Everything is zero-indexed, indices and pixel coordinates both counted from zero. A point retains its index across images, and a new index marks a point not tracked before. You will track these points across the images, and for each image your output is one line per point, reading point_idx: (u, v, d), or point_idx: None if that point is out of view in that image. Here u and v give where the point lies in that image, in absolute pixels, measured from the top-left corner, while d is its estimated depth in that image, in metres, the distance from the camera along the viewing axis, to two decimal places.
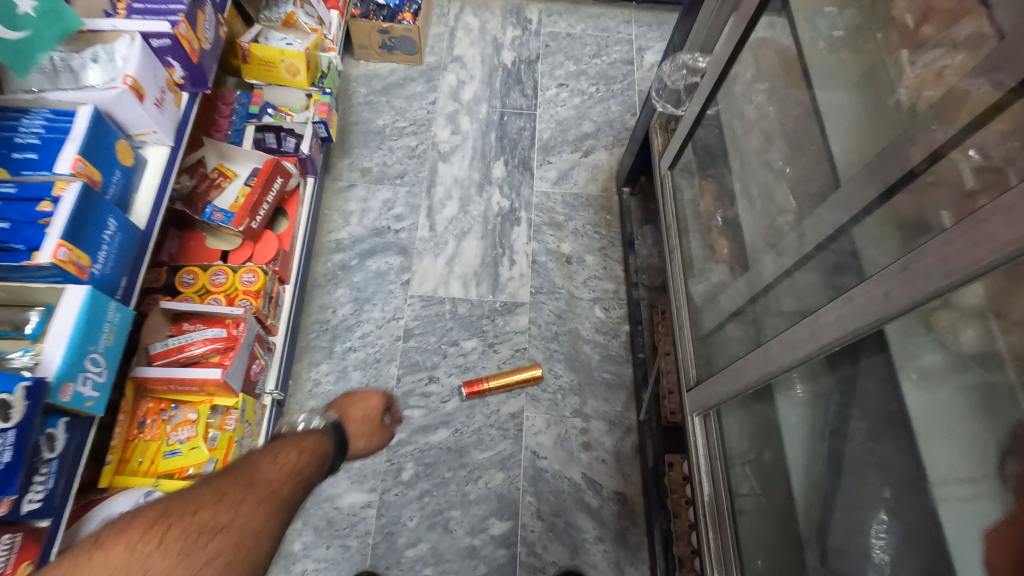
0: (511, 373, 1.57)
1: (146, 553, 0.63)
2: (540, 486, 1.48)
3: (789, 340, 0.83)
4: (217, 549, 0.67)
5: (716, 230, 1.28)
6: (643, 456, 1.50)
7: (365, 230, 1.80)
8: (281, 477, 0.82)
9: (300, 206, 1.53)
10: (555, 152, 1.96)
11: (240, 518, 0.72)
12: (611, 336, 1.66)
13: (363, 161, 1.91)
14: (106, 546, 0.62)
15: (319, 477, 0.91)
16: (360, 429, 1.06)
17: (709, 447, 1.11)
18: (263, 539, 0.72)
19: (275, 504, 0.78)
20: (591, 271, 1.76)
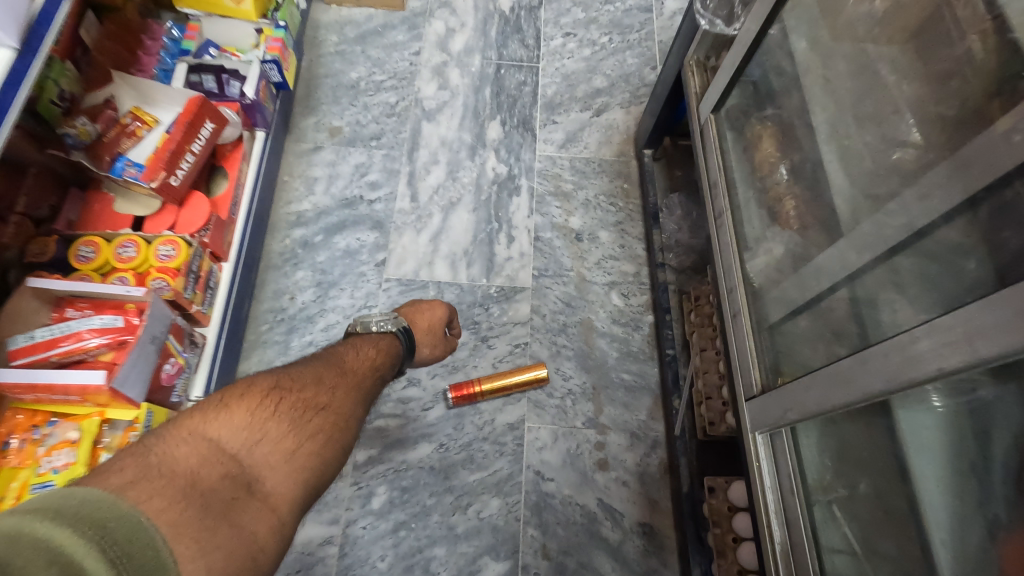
0: (511, 373, 1.25)
1: (262, 421, 0.68)
2: (546, 516, 1.18)
3: (950, 333, 0.53)
4: (318, 424, 0.73)
5: (778, 187, 0.97)
6: (674, 478, 1.20)
7: (333, 200, 1.49)
8: (342, 391, 0.81)
9: (242, 163, 1.22)
10: (562, 110, 1.65)
11: (330, 409, 0.77)
12: (631, 329, 1.36)
13: (332, 119, 1.60)
14: (232, 407, 0.68)
15: (384, 381, 0.94)
16: (425, 334, 1.07)
17: (778, 480, 0.82)
18: (359, 412, 0.82)
19: (363, 392, 0.85)
20: (606, 250, 1.45)
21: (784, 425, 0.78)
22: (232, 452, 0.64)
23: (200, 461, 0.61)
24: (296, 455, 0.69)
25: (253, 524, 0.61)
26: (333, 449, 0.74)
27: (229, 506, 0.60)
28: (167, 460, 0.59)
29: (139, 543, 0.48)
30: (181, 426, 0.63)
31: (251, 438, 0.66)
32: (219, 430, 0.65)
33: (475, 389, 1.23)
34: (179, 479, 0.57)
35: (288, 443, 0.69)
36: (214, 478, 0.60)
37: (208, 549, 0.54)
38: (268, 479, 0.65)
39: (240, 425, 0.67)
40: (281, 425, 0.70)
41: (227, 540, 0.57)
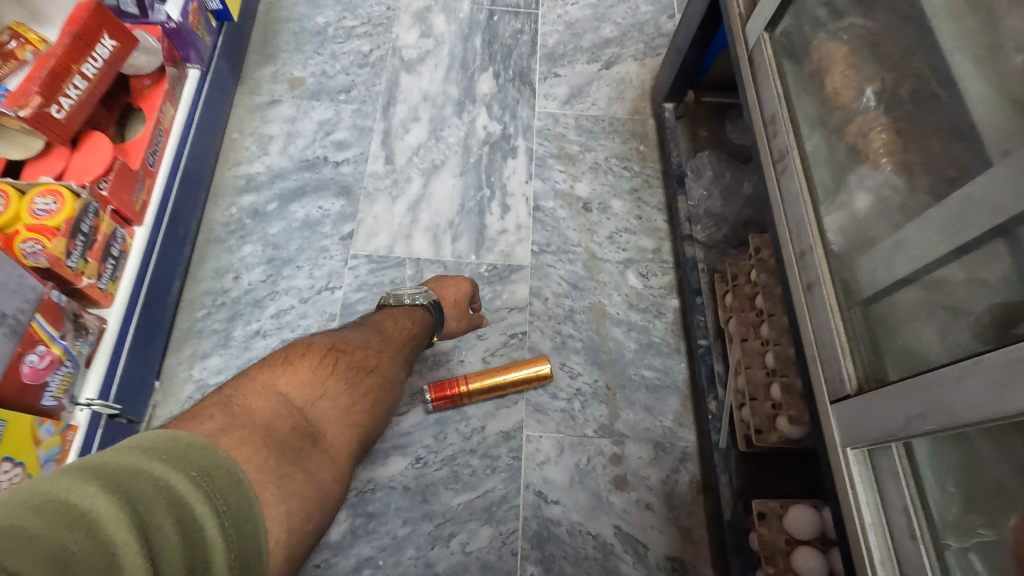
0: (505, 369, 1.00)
1: (322, 378, 0.67)
2: (549, 549, 0.94)
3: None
4: (369, 384, 0.72)
5: (861, 120, 0.73)
6: (712, 500, 0.96)
7: (291, 161, 1.24)
8: (388, 356, 0.79)
9: (165, 103, 0.95)
10: (565, 62, 1.41)
11: (379, 372, 0.76)
12: (651, 315, 1.12)
13: (293, 68, 1.34)
14: (296, 363, 0.66)
15: (416, 353, 0.89)
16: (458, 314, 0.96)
17: (887, 518, 0.57)
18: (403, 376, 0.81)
19: (404, 357, 0.83)
20: (619, 221, 1.21)
21: (900, 438, 0.54)
22: (297, 404, 0.62)
23: (271, 412, 0.59)
24: (352, 412, 0.67)
25: (322, 471, 0.58)
26: (379, 411, 0.72)
27: (301, 451, 0.57)
28: (245, 409, 0.57)
29: (239, 491, 0.46)
30: (247, 382, 0.61)
31: (314, 394, 0.65)
32: (286, 386, 0.63)
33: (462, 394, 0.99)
34: (257, 426, 0.55)
35: (344, 399, 0.67)
36: (285, 428, 0.58)
37: (290, 493, 0.52)
38: (329, 432, 0.63)
39: (305, 380, 0.65)
40: (338, 383, 0.68)
41: (303, 484, 0.55)
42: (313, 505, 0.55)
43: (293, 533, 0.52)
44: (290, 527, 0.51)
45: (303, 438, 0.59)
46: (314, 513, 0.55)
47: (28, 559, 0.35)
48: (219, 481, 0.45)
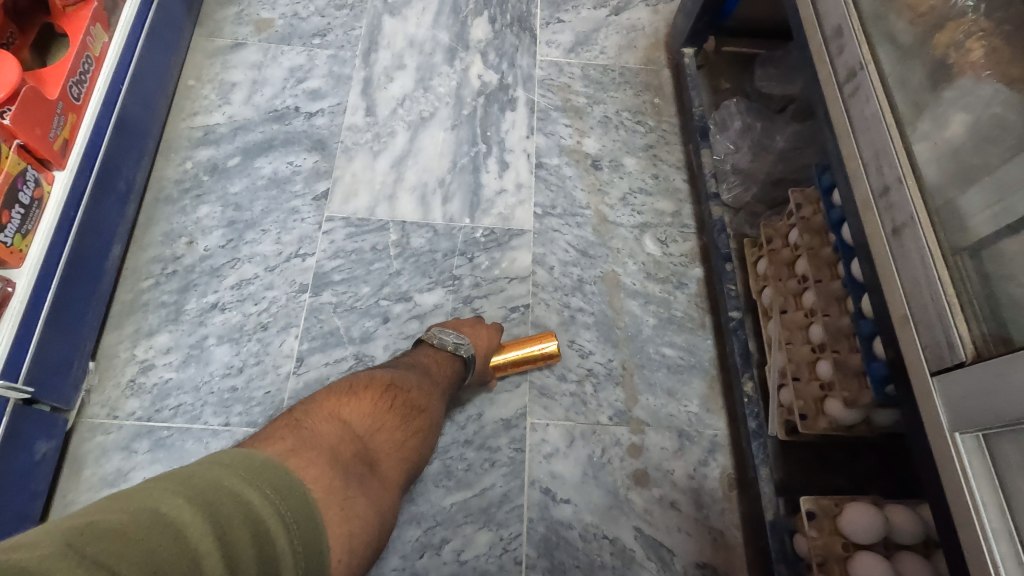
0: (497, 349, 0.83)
1: (384, 407, 0.59)
2: (558, 556, 0.80)
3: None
4: (425, 417, 0.64)
5: (954, 27, 0.60)
6: (748, 498, 0.82)
7: (256, 112, 1.07)
8: (442, 385, 0.72)
9: (94, 25, 0.79)
10: (569, 6, 1.25)
11: (435, 404, 0.68)
12: (672, 287, 0.97)
13: (260, 9, 1.17)
14: (359, 392, 0.59)
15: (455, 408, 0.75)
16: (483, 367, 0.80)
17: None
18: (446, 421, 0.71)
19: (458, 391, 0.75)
20: (634, 181, 1.06)
21: None
22: (356, 432, 0.55)
23: (335, 437, 0.52)
24: (408, 447, 0.59)
25: (382, 510, 0.50)
26: (431, 446, 0.64)
27: (364, 484, 0.50)
28: (313, 434, 0.50)
29: (314, 517, 0.42)
30: (309, 406, 0.54)
31: (374, 423, 0.57)
32: (347, 412, 0.56)
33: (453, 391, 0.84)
34: (324, 450, 0.49)
35: (402, 430, 0.60)
36: (347, 457, 0.51)
37: (352, 530, 0.45)
38: (386, 465, 0.55)
39: (367, 408, 0.58)
40: (398, 413, 0.61)
41: (365, 523, 0.47)
42: (369, 547, 0.47)
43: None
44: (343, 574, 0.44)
45: (363, 469, 0.51)
46: (367, 557, 0.47)
47: (122, 564, 0.32)
48: (295, 506, 0.41)
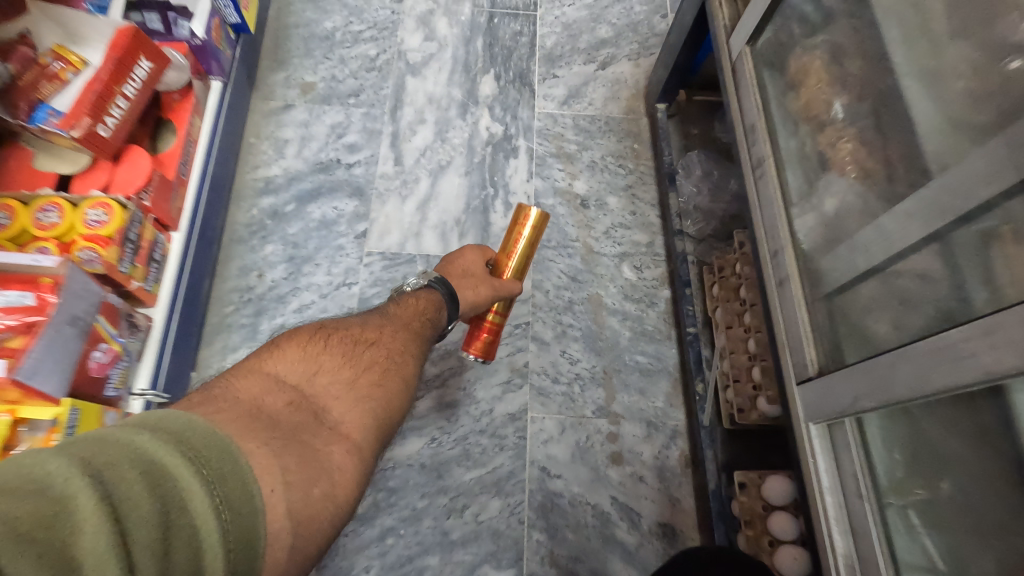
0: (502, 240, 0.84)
1: (316, 352, 0.61)
2: (553, 518, 1.04)
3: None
4: (375, 354, 0.65)
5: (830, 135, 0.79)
6: (699, 473, 1.06)
7: (305, 164, 1.31)
8: (396, 331, 0.71)
9: (193, 116, 1.03)
10: (563, 63, 1.48)
11: (387, 347, 0.67)
12: (645, 305, 1.21)
13: (304, 74, 1.41)
14: (283, 345, 0.61)
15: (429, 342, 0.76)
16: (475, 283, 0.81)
17: (840, 481, 0.67)
18: (420, 359, 0.71)
19: (412, 334, 0.72)
20: (615, 217, 1.29)
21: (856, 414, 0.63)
22: (292, 381, 0.57)
23: (265, 392, 0.54)
24: (356, 382, 0.60)
25: (328, 450, 0.52)
26: (394, 381, 0.63)
27: (302, 427, 0.52)
28: (230, 394, 0.52)
29: (231, 458, 0.40)
30: (241, 367, 0.57)
31: (310, 371, 0.58)
32: (280, 368, 0.58)
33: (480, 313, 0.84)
34: (241, 406, 0.50)
35: (345, 371, 0.61)
36: (279, 406, 0.53)
37: (285, 462, 0.46)
38: (332, 412, 0.56)
39: (296, 357, 0.59)
40: (336, 358, 0.62)
41: (302, 461, 0.48)
42: (321, 481, 0.49)
43: (295, 513, 0.45)
44: (293, 508, 0.45)
45: (301, 415, 0.54)
46: (328, 492, 0.49)
47: None
48: (203, 444, 0.40)
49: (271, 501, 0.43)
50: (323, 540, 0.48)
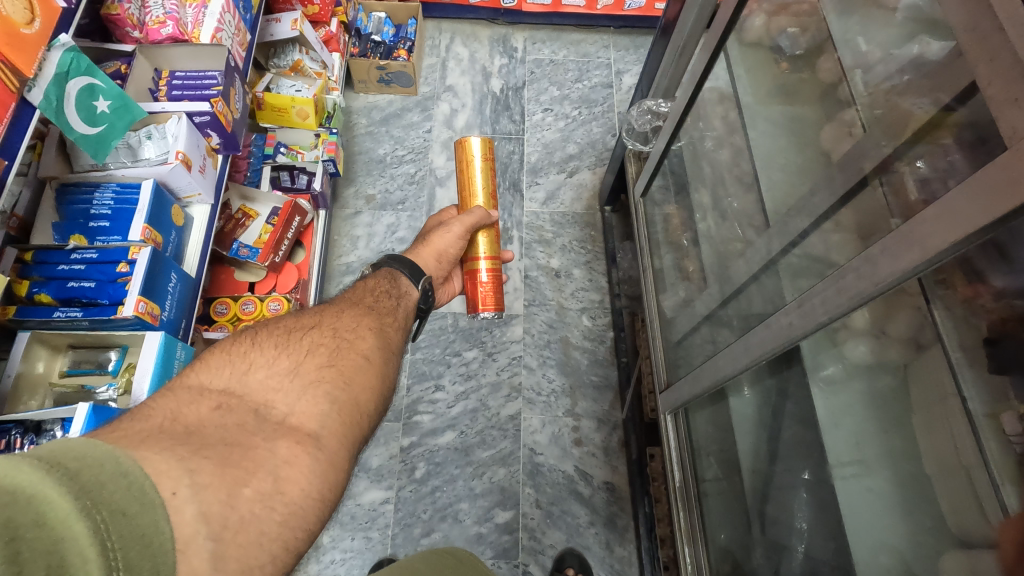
0: (462, 185, 1.32)
1: (242, 354, 0.72)
2: (538, 479, 1.67)
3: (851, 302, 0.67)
4: (318, 341, 0.78)
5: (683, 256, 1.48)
6: (627, 450, 1.69)
7: (372, 252, 1.97)
8: (345, 315, 0.87)
9: (315, 238, 1.74)
10: (543, 173, 2.14)
11: (339, 332, 0.82)
12: (598, 342, 1.85)
13: (367, 189, 2.08)
14: (208, 356, 0.72)
15: (385, 326, 0.90)
16: (431, 256, 1.16)
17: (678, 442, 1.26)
18: (371, 336, 0.85)
19: (369, 322, 0.88)
20: (578, 283, 1.94)
21: (680, 407, 1.24)
22: (225, 388, 0.67)
23: (191, 404, 0.63)
24: (290, 370, 0.71)
25: (271, 445, 0.61)
26: (340, 362, 0.76)
27: (235, 429, 0.62)
28: (165, 414, 0.60)
29: (116, 472, 0.47)
30: (173, 386, 0.67)
31: (239, 372, 0.69)
32: (211, 377, 0.68)
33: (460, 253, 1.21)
34: (160, 421, 0.59)
35: (285, 365, 0.72)
36: (207, 411, 0.63)
37: (194, 468, 0.54)
38: (277, 405, 0.67)
39: (222, 363, 0.70)
40: (267, 353, 0.73)
41: (229, 463, 0.57)
42: (253, 480, 0.57)
43: (213, 519, 0.52)
44: (204, 512, 0.52)
45: (237, 416, 0.64)
46: (261, 489, 0.57)
47: None
48: (65, 456, 0.45)
49: (174, 503, 0.50)
50: (273, 536, 0.56)
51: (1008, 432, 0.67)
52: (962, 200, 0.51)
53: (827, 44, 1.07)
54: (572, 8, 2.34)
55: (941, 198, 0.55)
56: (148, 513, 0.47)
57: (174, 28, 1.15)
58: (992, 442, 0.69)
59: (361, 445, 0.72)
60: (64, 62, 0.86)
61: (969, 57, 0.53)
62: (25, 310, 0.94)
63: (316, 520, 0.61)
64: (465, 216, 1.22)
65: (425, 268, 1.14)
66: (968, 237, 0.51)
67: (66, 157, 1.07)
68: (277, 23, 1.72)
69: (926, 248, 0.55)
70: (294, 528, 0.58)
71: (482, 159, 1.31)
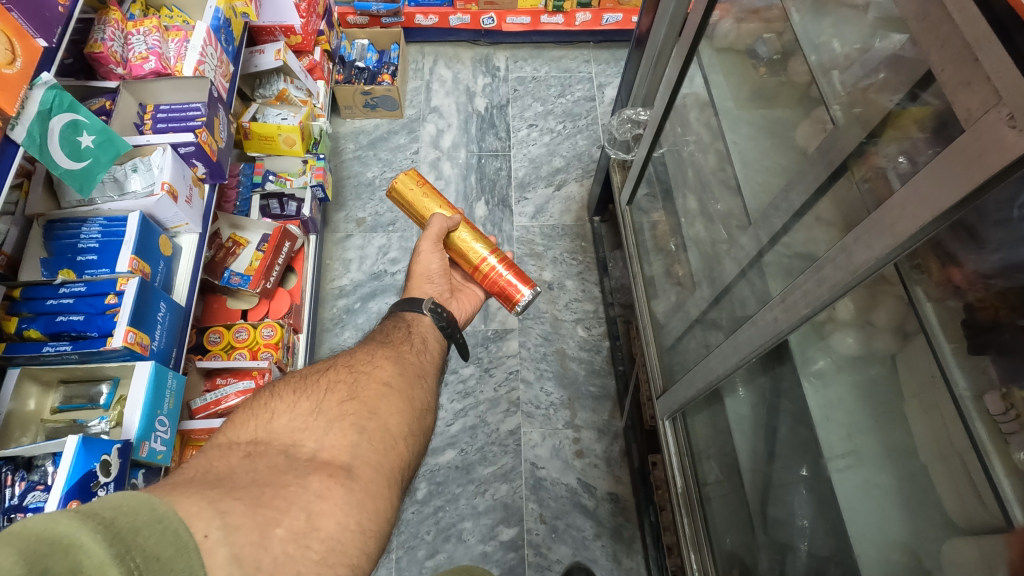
0: (411, 217, 1.24)
1: (264, 405, 0.72)
2: (541, 493, 1.65)
3: (829, 290, 0.67)
4: (335, 378, 0.78)
5: (673, 261, 1.49)
6: (630, 459, 1.68)
7: (365, 275, 1.97)
8: (361, 350, 0.88)
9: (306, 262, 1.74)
10: (531, 188, 2.16)
11: (356, 366, 0.82)
12: (594, 352, 1.85)
13: (357, 212, 2.09)
14: (233, 416, 0.72)
15: (404, 352, 0.91)
16: (420, 282, 1.13)
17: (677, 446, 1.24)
18: (389, 364, 0.85)
19: (387, 353, 0.89)
20: (571, 294, 1.95)
21: (677, 411, 1.22)
22: (252, 438, 0.67)
23: (221, 457, 0.63)
24: (311, 408, 0.72)
25: (303, 480, 0.61)
26: (364, 393, 0.77)
27: (266, 470, 0.62)
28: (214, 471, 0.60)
29: (151, 517, 0.47)
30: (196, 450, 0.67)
31: (263, 422, 0.70)
32: (238, 432, 0.69)
33: (444, 263, 1.15)
34: (192, 474, 0.59)
35: (306, 406, 0.72)
36: (234, 460, 0.63)
37: (226, 510, 0.53)
38: (306, 442, 0.67)
39: (245, 419, 0.71)
40: (288, 398, 0.73)
41: (260, 505, 0.56)
42: (285, 519, 0.56)
43: (246, 560, 0.51)
44: (237, 554, 0.51)
45: (268, 459, 0.64)
46: (294, 528, 0.56)
47: None
48: (101, 506, 0.46)
49: (206, 546, 0.50)
50: (310, 574, 0.54)
51: (993, 413, 0.67)
52: (924, 186, 0.52)
53: (797, 44, 1.10)
54: (551, 25, 2.39)
55: (905, 186, 0.56)
56: (183, 557, 0.47)
57: (157, 63, 1.18)
58: (979, 423, 0.69)
59: (402, 468, 0.71)
60: (48, 99, 0.87)
61: (923, 45, 0.55)
62: (15, 346, 0.94)
63: (359, 554, 0.59)
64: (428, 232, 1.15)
65: (425, 296, 1.11)
66: (934, 222, 0.52)
67: (52, 194, 1.08)
68: (261, 54, 1.76)
69: (897, 234, 0.56)
70: (334, 565, 0.57)
71: (413, 188, 1.21)
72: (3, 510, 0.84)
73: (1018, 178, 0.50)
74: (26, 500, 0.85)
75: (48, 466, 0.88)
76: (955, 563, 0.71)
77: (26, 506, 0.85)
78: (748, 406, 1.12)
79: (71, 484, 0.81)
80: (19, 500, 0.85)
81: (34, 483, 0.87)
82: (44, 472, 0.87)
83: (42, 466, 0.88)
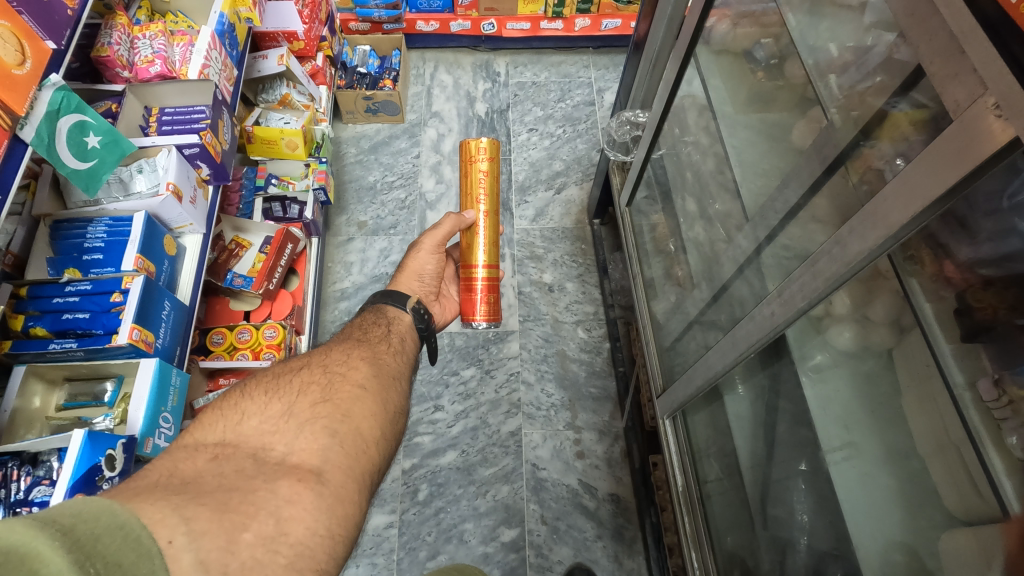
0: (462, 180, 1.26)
1: (234, 407, 0.73)
2: (542, 494, 1.65)
3: (826, 282, 0.68)
4: (309, 379, 0.79)
5: (671, 262, 1.50)
6: (630, 459, 1.68)
7: (366, 278, 1.98)
8: (334, 350, 0.89)
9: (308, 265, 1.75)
10: (531, 191, 2.17)
11: (330, 367, 0.83)
12: (595, 353, 1.86)
13: (359, 216, 2.11)
14: (201, 416, 0.72)
15: (379, 352, 0.92)
16: (410, 278, 1.15)
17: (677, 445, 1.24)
18: (364, 366, 0.86)
19: (363, 353, 0.89)
20: (572, 296, 1.96)
21: (677, 410, 1.23)
22: (221, 440, 0.68)
23: (187, 459, 0.63)
24: (281, 412, 0.72)
25: (272, 485, 0.61)
26: (338, 396, 0.77)
27: (234, 475, 0.62)
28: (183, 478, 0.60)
29: (110, 525, 0.47)
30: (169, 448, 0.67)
31: (233, 424, 0.70)
32: (207, 432, 0.69)
33: (438, 266, 1.18)
34: (157, 477, 0.60)
35: (277, 408, 0.73)
36: (201, 462, 0.63)
37: (191, 515, 0.54)
38: (276, 446, 0.68)
39: (212, 420, 0.71)
40: (259, 400, 0.74)
41: (221, 510, 0.56)
42: (254, 523, 0.57)
43: (211, 565, 0.52)
44: (203, 559, 0.52)
45: (235, 463, 0.64)
46: (263, 532, 0.57)
47: None
48: (60, 513, 0.45)
49: (171, 551, 0.50)
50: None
51: (985, 400, 0.68)
52: (916, 176, 0.53)
53: (791, 46, 1.11)
54: (551, 31, 2.41)
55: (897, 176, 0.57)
56: (145, 563, 0.48)
57: (163, 66, 1.20)
58: (973, 412, 0.70)
59: (372, 472, 0.72)
60: (55, 100, 0.89)
61: (912, 40, 0.56)
62: (21, 343, 0.95)
63: (327, 558, 0.60)
64: (436, 229, 1.17)
65: (410, 291, 1.12)
66: (926, 210, 0.53)
67: (58, 195, 1.10)
68: (264, 59, 1.78)
69: (889, 223, 0.57)
70: (301, 569, 0.57)
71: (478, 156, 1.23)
72: (8, 505, 0.86)
73: (1006, 167, 0.51)
74: (31, 496, 0.86)
75: (54, 462, 0.89)
76: (953, 554, 0.71)
77: (32, 501, 0.86)
78: (748, 402, 1.13)
79: (77, 478, 0.81)
80: (25, 495, 0.86)
81: (40, 478, 0.88)
82: (50, 468, 0.88)
83: (48, 462, 0.89)
